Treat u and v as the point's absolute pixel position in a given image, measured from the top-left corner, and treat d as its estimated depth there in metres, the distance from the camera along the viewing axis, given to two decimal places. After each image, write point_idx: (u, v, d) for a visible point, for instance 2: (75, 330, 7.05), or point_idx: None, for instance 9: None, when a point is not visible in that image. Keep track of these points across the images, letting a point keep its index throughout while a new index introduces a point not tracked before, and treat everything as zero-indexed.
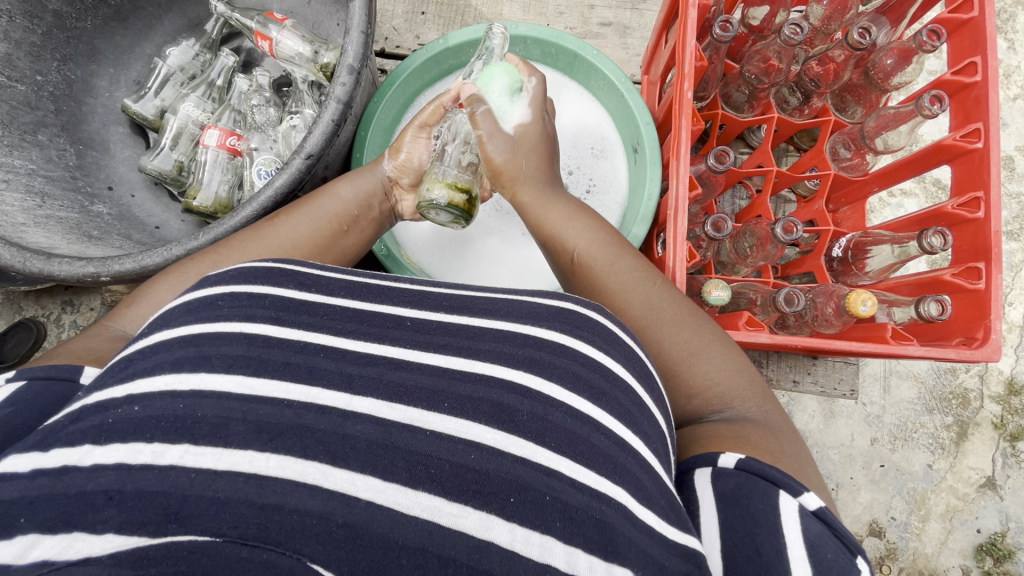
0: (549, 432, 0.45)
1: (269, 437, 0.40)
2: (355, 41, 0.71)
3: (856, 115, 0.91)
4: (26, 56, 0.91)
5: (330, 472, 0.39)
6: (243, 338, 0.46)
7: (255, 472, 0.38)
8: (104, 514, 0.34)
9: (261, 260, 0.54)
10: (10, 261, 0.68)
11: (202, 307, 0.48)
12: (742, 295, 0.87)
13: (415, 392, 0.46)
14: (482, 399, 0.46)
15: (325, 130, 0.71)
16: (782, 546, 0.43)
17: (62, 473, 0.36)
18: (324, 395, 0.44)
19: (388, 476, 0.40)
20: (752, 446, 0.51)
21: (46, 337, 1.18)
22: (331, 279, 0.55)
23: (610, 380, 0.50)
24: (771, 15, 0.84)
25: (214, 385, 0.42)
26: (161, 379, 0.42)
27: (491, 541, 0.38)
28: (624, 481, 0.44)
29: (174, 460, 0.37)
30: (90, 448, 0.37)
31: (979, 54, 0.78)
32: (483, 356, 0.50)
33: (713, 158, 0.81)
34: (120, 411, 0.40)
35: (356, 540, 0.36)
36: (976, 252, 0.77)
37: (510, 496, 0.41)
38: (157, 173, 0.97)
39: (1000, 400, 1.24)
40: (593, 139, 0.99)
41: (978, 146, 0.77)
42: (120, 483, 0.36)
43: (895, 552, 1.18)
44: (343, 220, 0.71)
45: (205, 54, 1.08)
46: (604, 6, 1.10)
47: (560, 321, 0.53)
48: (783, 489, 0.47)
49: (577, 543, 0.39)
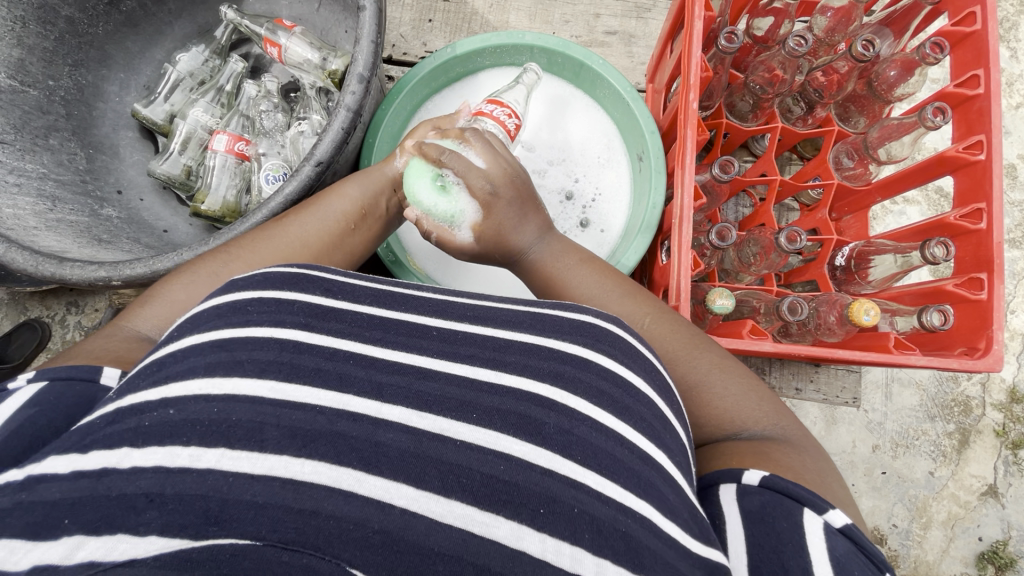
0: (575, 445, 0.45)
1: (303, 443, 0.41)
2: (364, 50, 0.72)
3: (859, 124, 0.91)
4: (39, 61, 0.92)
5: (364, 478, 0.40)
6: (274, 343, 0.47)
7: (291, 476, 0.38)
8: (146, 516, 0.34)
9: (286, 265, 0.55)
10: (23, 265, 0.69)
11: (232, 311, 0.49)
12: (746, 303, 0.88)
13: (446, 401, 0.47)
14: (509, 411, 0.47)
15: (334, 137, 0.72)
16: (810, 563, 0.44)
17: (102, 475, 0.36)
18: (355, 402, 0.45)
19: (422, 485, 0.41)
20: (776, 464, 0.52)
21: (51, 337, 1.19)
22: (356, 285, 0.56)
23: (633, 395, 0.50)
24: (775, 26, 0.85)
25: (249, 389, 0.43)
26: (195, 384, 0.43)
27: (524, 552, 0.39)
28: (649, 495, 0.44)
29: (211, 464, 0.38)
30: (128, 451, 0.38)
31: (982, 67, 0.79)
32: (509, 368, 0.50)
33: (717, 168, 0.82)
34: (155, 414, 0.41)
35: (393, 546, 0.37)
36: (978, 263, 0.78)
37: (540, 507, 0.41)
38: (165, 177, 0.99)
39: (1001, 407, 1.24)
40: (598, 147, 1.00)
41: (981, 158, 0.78)
42: (159, 487, 0.36)
43: (897, 560, 1.18)
44: (351, 218, 0.71)
45: (214, 59, 1.09)
46: (609, 15, 1.11)
47: (582, 335, 0.54)
48: (806, 506, 0.47)
49: (605, 554, 0.40)
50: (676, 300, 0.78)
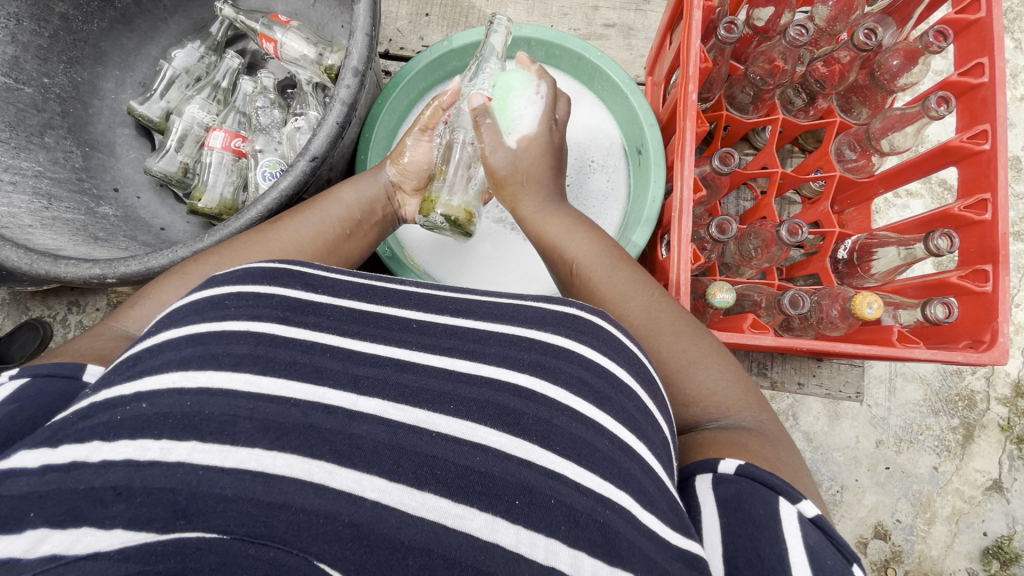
0: (553, 436, 0.45)
1: (276, 435, 0.40)
2: (359, 43, 0.71)
3: (861, 116, 0.90)
4: (33, 58, 0.91)
5: (336, 471, 0.39)
6: (250, 336, 0.47)
7: (262, 470, 0.38)
8: (112, 510, 0.34)
9: (270, 259, 0.55)
10: (17, 262, 0.69)
11: (210, 306, 0.48)
12: (747, 297, 0.87)
13: (423, 394, 0.46)
14: (488, 402, 0.46)
15: (329, 132, 0.71)
16: (784, 552, 0.43)
17: (71, 468, 0.36)
18: (331, 395, 0.44)
19: (395, 478, 0.40)
20: (752, 454, 0.51)
21: (52, 337, 1.19)
22: (339, 280, 0.55)
23: (615, 386, 0.49)
24: (775, 16, 0.84)
25: (223, 381, 0.43)
26: (169, 376, 0.42)
27: (497, 543, 0.38)
28: (628, 486, 0.43)
29: (181, 457, 0.38)
30: (98, 444, 0.37)
31: (986, 55, 0.78)
32: (489, 360, 0.50)
33: (717, 160, 0.81)
34: (127, 408, 0.40)
35: (363, 540, 0.36)
36: (983, 254, 0.77)
37: (516, 498, 0.41)
38: (162, 174, 0.97)
39: (1007, 402, 1.23)
40: (598, 140, 0.99)
41: (985, 148, 0.77)
42: (128, 480, 0.36)
43: (901, 555, 1.17)
44: (347, 224, 0.71)
45: (209, 56, 1.08)
46: (608, 7, 1.10)
47: (565, 327, 0.53)
48: (782, 495, 0.47)
49: (582, 546, 0.39)
50: (676, 294, 0.77)
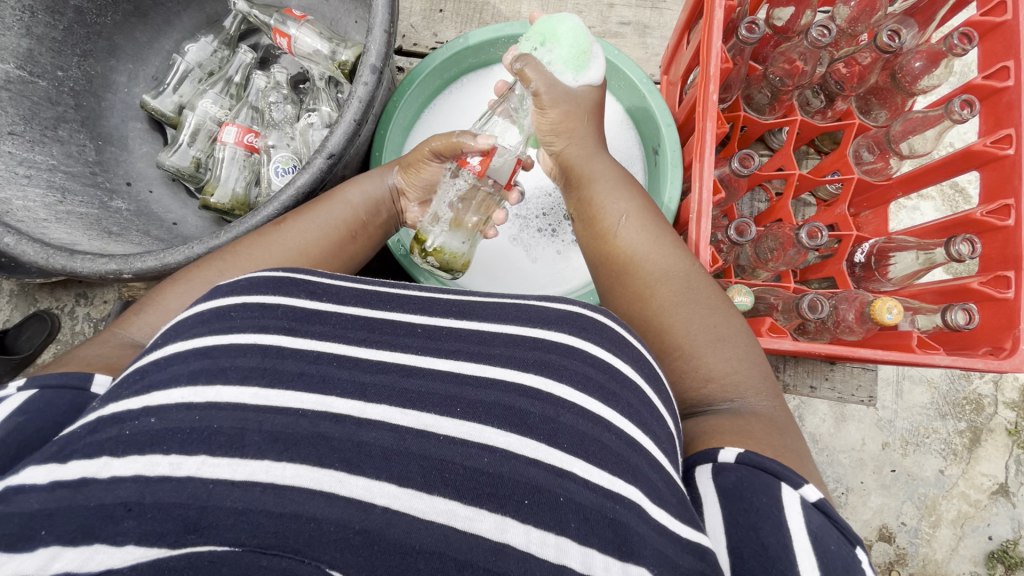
0: (561, 433, 0.45)
1: (285, 446, 0.40)
2: (377, 41, 0.71)
3: (880, 118, 0.89)
4: (47, 52, 0.91)
5: (345, 479, 0.39)
6: (257, 349, 0.46)
7: (272, 481, 0.38)
8: (123, 526, 0.34)
9: (271, 270, 0.54)
10: (34, 257, 0.68)
11: (215, 318, 0.48)
12: (763, 300, 0.87)
13: (425, 397, 0.46)
14: (494, 402, 0.46)
15: (347, 129, 0.70)
16: (787, 539, 0.43)
17: (81, 485, 0.36)
18: (338, 403, 0.44)
19: (403, 483, 0.40)
20: (757, 442, 0.50)
21: (60, 329, 1.20)
22: (340, 287, 0.55)
23: (620, 382, 0.49)
24: (796, 16, 0.84)
25: (230, 396, 0.42)
26: (176, 393, 0.42)
27: (508, 543, 0.38)
28: (637, 481, 0.43)
29: (191, 471, 0.38)
30: (108, 460, 0.37)
31: (1012, 58, 0.77)
32: (495, 361, 0.49)
33: (737, 162, 0.80)
34: (137, 422, 0.40)
35: (373, 546, 0.36)
36: (1006, 260, 0.76)
37: (524, 498, 0.41)
38: (174, 169, 0.98)
39: (1015, 406, 1.22)
40: (616, 154, 0.98)
41: (1010, 152, 0.76)
42: (138, 496, 0.36)
43: (906, 558, 1.17)
44: (352, 225, 0.71)
45: (222, 50, 1.07)
46: (623, 5, 1.09)
47: (567, 325, 0.52)
48: (783, 481, 0.47)
49: (593, 543, 0.39)
50: None
